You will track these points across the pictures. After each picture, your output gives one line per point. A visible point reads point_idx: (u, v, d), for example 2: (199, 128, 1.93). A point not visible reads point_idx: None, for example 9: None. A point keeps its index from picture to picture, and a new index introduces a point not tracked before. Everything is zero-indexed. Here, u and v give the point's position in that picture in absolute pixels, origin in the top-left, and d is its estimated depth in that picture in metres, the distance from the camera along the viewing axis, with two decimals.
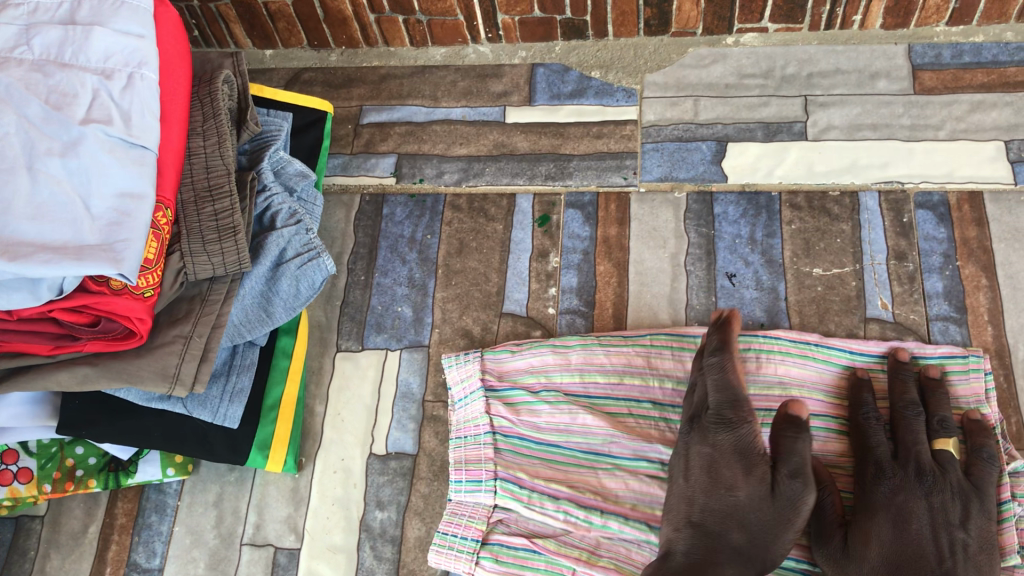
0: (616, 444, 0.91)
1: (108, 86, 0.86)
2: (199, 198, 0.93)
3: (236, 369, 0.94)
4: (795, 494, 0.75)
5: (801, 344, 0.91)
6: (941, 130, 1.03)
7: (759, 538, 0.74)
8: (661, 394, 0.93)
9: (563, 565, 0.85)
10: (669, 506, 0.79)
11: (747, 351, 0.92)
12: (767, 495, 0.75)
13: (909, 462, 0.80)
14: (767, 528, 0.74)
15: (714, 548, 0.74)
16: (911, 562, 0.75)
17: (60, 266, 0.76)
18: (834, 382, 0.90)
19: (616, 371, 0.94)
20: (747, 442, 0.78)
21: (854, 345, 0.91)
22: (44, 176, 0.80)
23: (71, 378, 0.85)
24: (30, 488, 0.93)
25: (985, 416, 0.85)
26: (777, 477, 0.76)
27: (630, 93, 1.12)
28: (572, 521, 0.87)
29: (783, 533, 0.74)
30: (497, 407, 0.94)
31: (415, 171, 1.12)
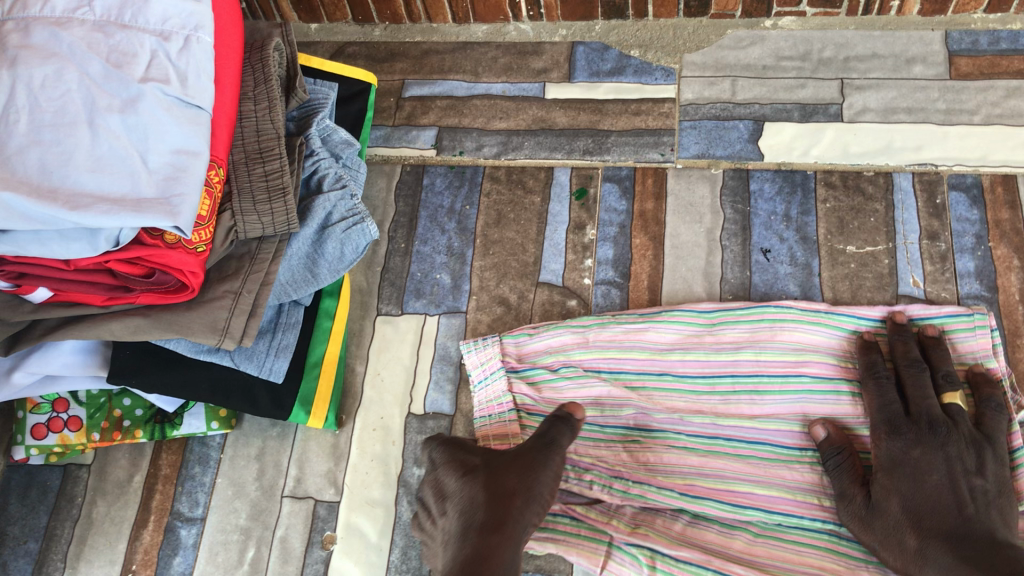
0: (636, 414, 0.93)
1: (166, 48, 0.88)
2: (249, 159, 0.95)
3: (281, 326, 0.97)
4: (536, 451, 0.83)
5: (815, 315, 0.93)
6: (976, 115, 1.05)
7: (504, 508, 0.78)
8: (677, 364, 0.95)
9: (602, 531, 0.87)
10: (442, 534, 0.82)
11: (761, 322, 0.94)
12: (505, 473, 0.81)
13: (921, 416, 0.82)
14: (512, 491, 0.79)
15: (474, 542, 0.75)
16: (932, 513, 0.77)
17: (119, 217, 0.78)
18: (842, 347, 0.92)
19: (633, 345, 0.96)
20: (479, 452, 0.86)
21: (862, 314, 0.93)
22: (104, 131, 0.81)
23: (124, 328, 0.88)
24: (80, 436, 0.96)
25: (992, 370, 0.87)
26: (519, 451, 0.84)
27: (668, 72, 1.14)
28: (610, 491, 0.89)
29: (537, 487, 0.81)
30: (519, 386, 0.95)
31: (455, 144, 1.14)
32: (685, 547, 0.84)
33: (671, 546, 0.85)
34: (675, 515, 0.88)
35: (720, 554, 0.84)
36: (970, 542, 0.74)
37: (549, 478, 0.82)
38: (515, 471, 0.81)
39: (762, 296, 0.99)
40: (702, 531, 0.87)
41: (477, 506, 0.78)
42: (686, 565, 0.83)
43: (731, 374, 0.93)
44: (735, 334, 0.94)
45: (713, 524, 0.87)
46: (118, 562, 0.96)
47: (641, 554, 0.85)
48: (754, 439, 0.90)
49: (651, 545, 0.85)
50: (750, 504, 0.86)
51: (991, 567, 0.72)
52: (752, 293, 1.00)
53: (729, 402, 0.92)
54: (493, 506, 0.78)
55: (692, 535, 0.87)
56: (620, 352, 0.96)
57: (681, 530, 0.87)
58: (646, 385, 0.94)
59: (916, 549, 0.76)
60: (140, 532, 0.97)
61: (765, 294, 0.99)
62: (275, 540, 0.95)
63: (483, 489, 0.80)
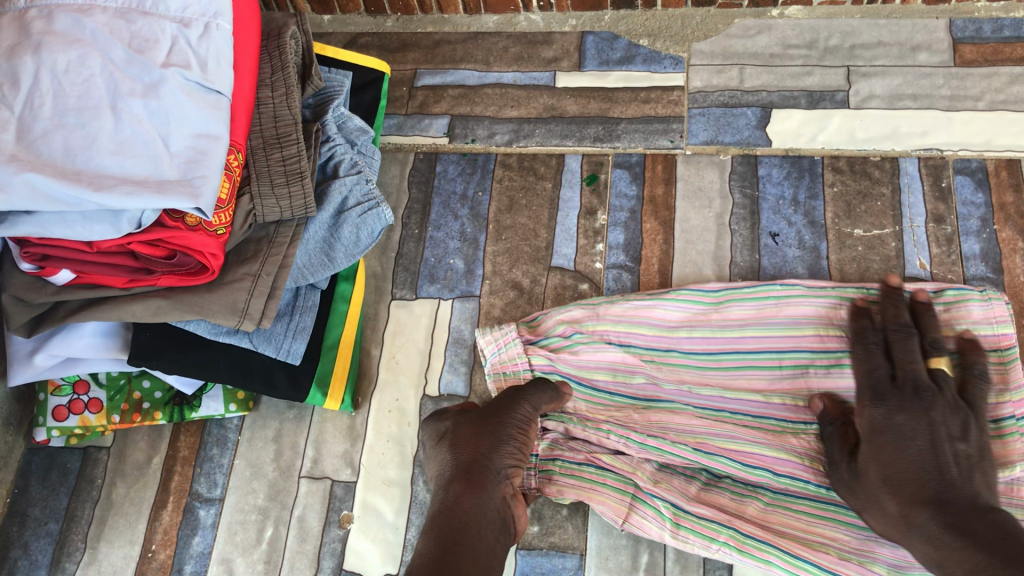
0: (648, 384, 0.95)
1: (187, 34, 0.89)
2: (267, 145, 0.97)
3: (298, 309, 0.98)
4: (505, 403, 0.84)
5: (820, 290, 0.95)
6: (980, 101, 1.07)
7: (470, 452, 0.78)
8: (685, 341, 0.96)
9: (628, 482, 0.89)
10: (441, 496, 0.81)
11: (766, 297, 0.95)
12: (474, 423, 0.82)
13: (906, 382, 0.81)
14: (479, 435, 0.80)
15: (447, 487, 0.76)
16: (915, 480, 0.76)
17: (142, 198, 0.79)
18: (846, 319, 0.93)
19: (642, 320, 0.97)
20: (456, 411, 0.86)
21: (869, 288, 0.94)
22: (127, 115, 0.82)
23: (145, 309, 0.89)
24: (100, 418, 0.97)
25: (1005, 340, 0.89)
26: (489, 408, 0.85)
27: (677, 61, 1.16)
28: (626, 441, 0.90)
29: (506, 430, 0.81)
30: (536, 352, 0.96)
31: (467, 132, 1.16)
32: (704, 505, 0.86)
33: (691, 503, 0.86)
34: (688, 480, 0.90)
35: (736, 514, 0.86)
36: (949, 509, 0.73)
37: (519, 420, 0.83)
38: (483, 418, 0.82)
39: (772, 276, 1.01)
40: (715, 497, 0.88)
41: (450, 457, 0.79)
42: (709, 522, 0.85)
43: (736, 351, 0.95)
44: (742, 311, 0.96)
45: (725, 491, 0.88)
46: (137, 542, 0.97)
47: (664, 509, 0.86)
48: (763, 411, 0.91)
49: (673, 501, 0.87)
50: (760, 465, 0.88)
51: (974, 533, 0.70)
52: (761, 275, 1.01)
53: (735, 377, 0.94)
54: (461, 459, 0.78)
55: (706, 498, 0.88)
56: (630, 326, 0.97)
57: (695, 493, 0.88)
58: (658, 357, 0.96)
59: (900, 515, 0.75)
60: (159, 513, 0.98)
61: (775, 276, 1.01)
62: (293, 519, 0.96)
63: (452, 447, 0.80)
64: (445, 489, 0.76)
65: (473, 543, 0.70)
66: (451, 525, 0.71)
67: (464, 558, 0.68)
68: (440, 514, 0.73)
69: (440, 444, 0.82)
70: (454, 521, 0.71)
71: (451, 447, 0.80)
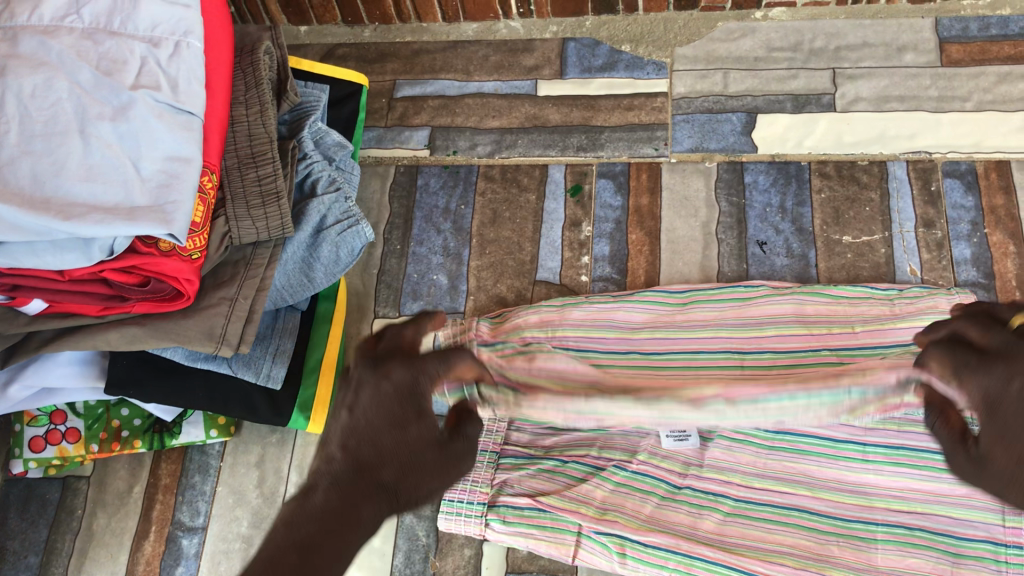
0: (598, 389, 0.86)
1: (156, 54, 0.86)
2: (242, 164, 0.95)
3: (278, 332, 0.97)
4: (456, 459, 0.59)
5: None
6: (968, 102, 1.05)
7: (402, 484, 0.56)
8: (644, 342, 0.92)
9: (569, 520, 0.86)
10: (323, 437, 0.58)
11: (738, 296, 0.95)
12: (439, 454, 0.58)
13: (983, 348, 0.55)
14: (421, 471, 0.56)
15: (363, 485, 0.55)
16: None
17: (113, 226, 0.77)
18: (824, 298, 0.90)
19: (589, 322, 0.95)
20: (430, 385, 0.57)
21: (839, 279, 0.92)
22: (96, 139, 0.80)
23: (120, 338, 0.87)
24: (78, 448, 0.95)
25: None
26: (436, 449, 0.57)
27: (660, 66, 1.14)
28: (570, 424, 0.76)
29: (429, 493, 0.58)
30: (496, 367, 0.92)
31: (448, 143, 1.14)
32: (654, 532, 0.83)
33: (640, 531, 0.83)
34: (645, 498, 0.86)
35: (688, 536, 0.82)
36: None
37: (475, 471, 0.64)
38: (435, 453, 0.57)
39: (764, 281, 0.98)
40: (670, 513, 0.84)
41: (392, 450, 0.55)
42: (656, 550, 0.82)
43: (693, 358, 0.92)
44: (706, 312, 0.93)
45: (683, 505, 0.85)
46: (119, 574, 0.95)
47: (609, 543, 0.84)
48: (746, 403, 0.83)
49: (619, 531, 0.83)
50: (721, 492, 0.85)
51: None
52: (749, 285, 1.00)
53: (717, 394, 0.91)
54: (369, 497, 0.55)
55: (661, 519, 0.84)
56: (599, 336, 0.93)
57: (650, 512, 0.85)
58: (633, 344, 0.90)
59: None
60: (141, 543, 0.96)
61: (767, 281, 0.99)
62: None
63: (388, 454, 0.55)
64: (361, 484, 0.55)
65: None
66: (333, 540, 0.54)
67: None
68: (341, 524, 0.54)
69: (381, 420, 0.55)
70: (343, 547, 0.54)
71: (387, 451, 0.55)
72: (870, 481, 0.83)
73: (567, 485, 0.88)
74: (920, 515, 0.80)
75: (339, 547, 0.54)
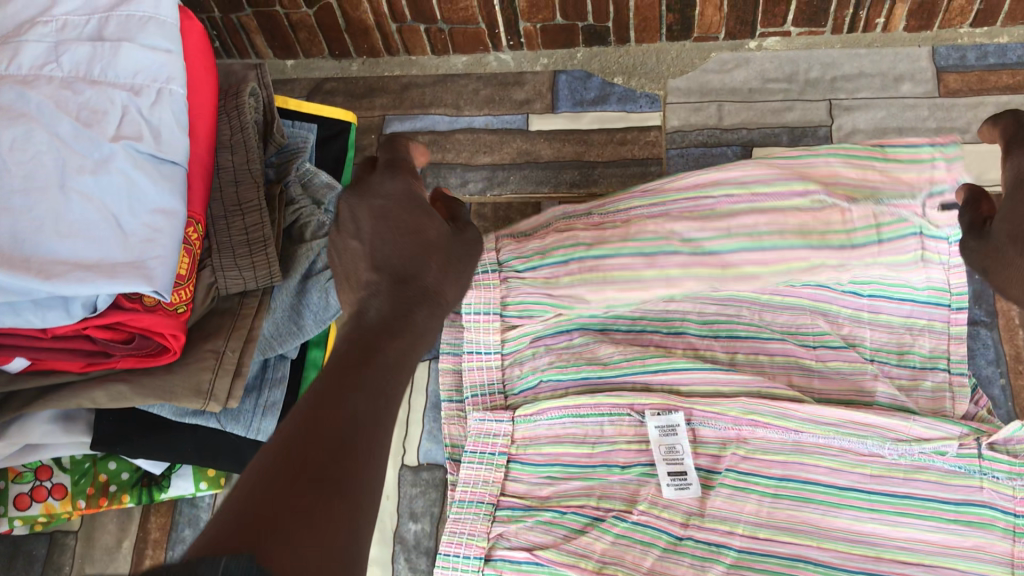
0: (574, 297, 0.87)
1: (137, 102, 0.84)
2: (229, 213, 0.92)
3: (268, 384, 0.95)
4: (472, 244, 0.67)
5: (781, 338, 0.95)
6: (965, 134, 1.04)
7: (442, 285, 0.61)
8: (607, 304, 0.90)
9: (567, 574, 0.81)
10: (345, 276, 0.62)
11: (738, 341, 0.96)
12: (457, 253, 0.64)
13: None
14: (447, 264, 0.62)
15: (410, 287, 0.59)
16: None
17: (94, 284, 0.74)
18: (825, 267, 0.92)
19: (585, 361, 0.95)
20: (412, 191, 0.64)
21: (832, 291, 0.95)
22: (77, 194, 0.77)
23: (106, 395, 0.85)
24: (65, 505, 0.93)
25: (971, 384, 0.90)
26: (454, 241, 0.64)
27: (653, 99, 1.12)
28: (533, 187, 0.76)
29: (462, 287, 0.64)
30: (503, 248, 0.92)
31: (439, 181, 1.12)
32: None
33: None
34: (645, 549, 0.83)
35: None
36: None
37: (474, 275, 0.68)
38: (456, 254, 0.64)
39: (762, 307, 0.97)
40: (671, 565, 0.82)
41: (422, 249, 0.61)
42: None
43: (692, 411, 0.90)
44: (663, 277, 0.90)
45: (685, 557, 0.82)
46: None
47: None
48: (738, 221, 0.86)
49: None
50: (722, 543, 0.82)
51: None
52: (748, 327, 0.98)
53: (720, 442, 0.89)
54: (420, 295, 0.59)
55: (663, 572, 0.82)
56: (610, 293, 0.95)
57: (651, 565, 0.82)
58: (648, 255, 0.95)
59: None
60: None
61: (765, 301, 0.96)
62: None
63: (426, 252, 0.61)
64: (415, 283, 0.59)
65: (383, 403, 0.50)
66: (389, 345, 0.54)
67: (385, 400, 0.51)
68: (399, 326, 0.56)
69: (397, 225, 0.61)
70: (405, 351, 0.55)
71: (427, 254, 0.61)
72: (874, 531, 0.81)
73: (565, 538, 0.85)
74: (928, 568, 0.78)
75: (393, 352, 0.54)
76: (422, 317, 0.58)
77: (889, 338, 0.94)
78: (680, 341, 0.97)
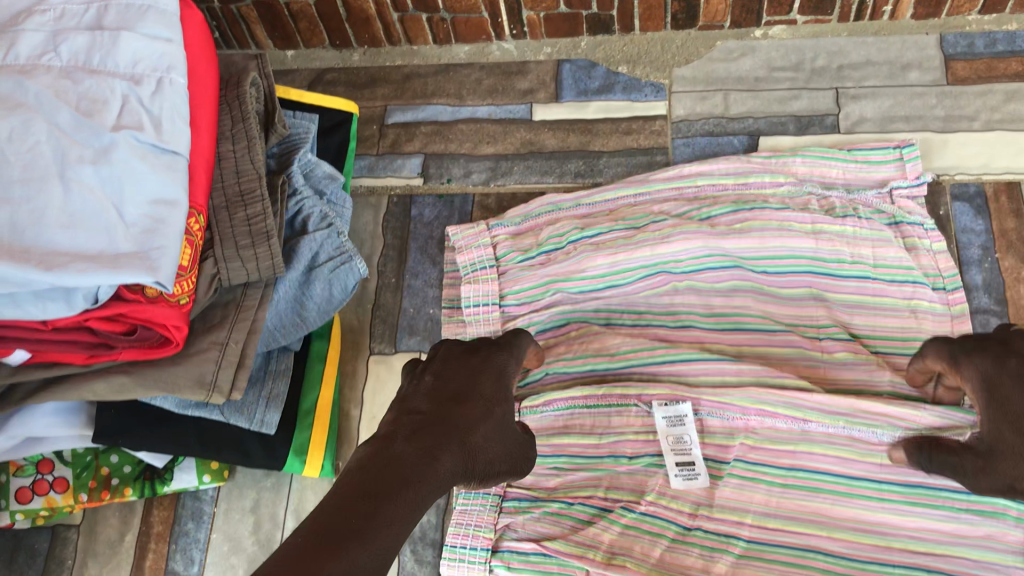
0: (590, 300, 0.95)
1: (138, 92, 0.83)
2: (230, 203, 0.91)
3: (271, 374, 0.94)
4: (527, 442, 0.77)
5: (786, 329, 0.92)
6: (975, 121, 1.02)
7: (475, 456, 0.67)
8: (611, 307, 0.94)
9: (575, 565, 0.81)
10: (403, 399, 0.70)
11: (744, 334, 0.94)
12: (509, 441, 0.73)
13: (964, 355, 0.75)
14: (493, 443, 0.70)
15: (446, 440, 0.64)
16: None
17: (96, 276, 0.73)
18: (826, 246, 0.95)
19: (592, 352, 0.95)
20: (510, 373, 0.77)
21: (835, 277, 0.94)
22: (77, 184, 0.75)
23: (108, 387, 0.84)
24: (66, 498, 0.92)
25: None
26: (508, 425, 0.73)
27: (658, 89, 1.11)
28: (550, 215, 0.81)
29: (494, 473, 0.71)
30: (502, 243, 1.02)
31: (442, 171, 1.11)
32: None
33: None
34: (654, 540, 0.82)
35: None
36: None
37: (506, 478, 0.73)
38: (509, 434, 0.73)
39: (767, 298, 0.95)
40: (681, 557, 0.80)
41: (479, 417, 0.69)
42: None
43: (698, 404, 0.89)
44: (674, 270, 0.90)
45: (694, 547, 0.81)
46: None
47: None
48: (728, 215, 0.98)
49: None
50: (732, 534, 0.81)
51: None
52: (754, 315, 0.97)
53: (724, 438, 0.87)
54: (455, 456, 0.64)
55: (671, 563, 0.80)
56: (617, 270, 0.96)
57: (660, 556, 0.81)
58: (657, 228, 0.97)
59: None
60: None
61: (771, 293, 0.95)
62: None
63: (481, 428, 0.68)
64: (453, 439, 0.65)
65: (384, 556, 0.52)
66: (409, 491, 0.58)
67: (397, 536, 0.55)
68: (428, 471, 0.60)
69: (479, 385, 0.72)
70: (416, 502, 0.58)
71: (483, 426, 0.69)
72: (885, 522, 0.79)
73: (572, 529, 0.85)
74: (943, 558, 0.76)
75: (410, 500, 0.57)
76: (446, 471, 0.62)
77: (894, 324, 0.92)
78: (686, 335, 0.95)
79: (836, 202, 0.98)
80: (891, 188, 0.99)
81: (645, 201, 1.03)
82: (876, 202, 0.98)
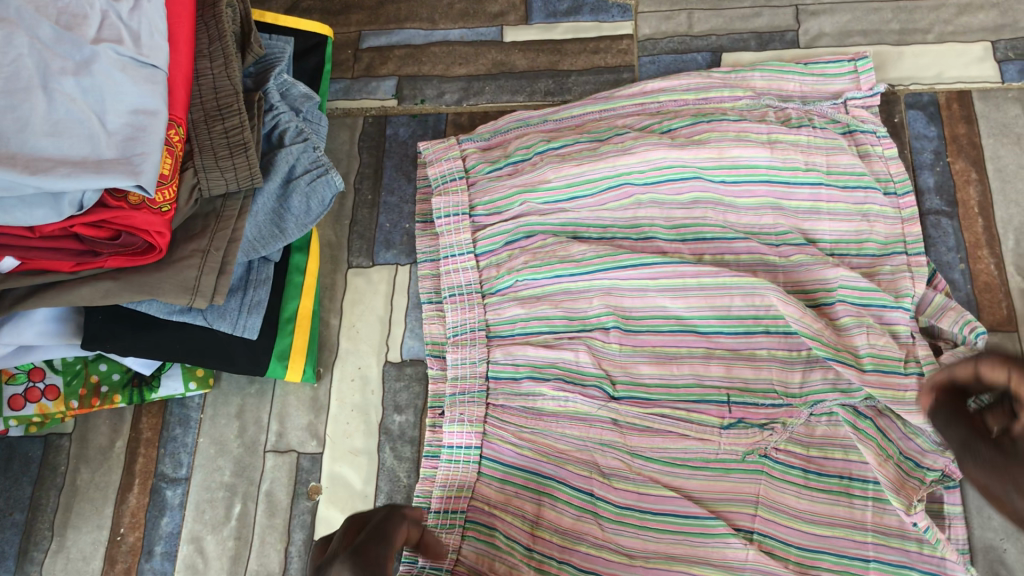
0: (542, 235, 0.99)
1: (117, 8, 0.82)
2: (208, 117, 0.93)
3: (252, 284, 0.97)
4: None
5: (745, 236, 0.96)
6: (929, 34, 1.07)
7: None
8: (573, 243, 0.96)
9: None
10: None
11: (705, 243, 0.97)
12: None
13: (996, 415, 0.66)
14: None
15: None
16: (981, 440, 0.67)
17: (81, 179, 0.73)
18: (781, 155, 0.96)
19: (558, 259, 0.96)
20: None
21: (790, 185, 0.96)
22: (60, 95, 0.75)
23: (94, 292, 0.86)
24: (58, 405, 0.96)
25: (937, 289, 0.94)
26: None
27: (625, 9, 1.14)
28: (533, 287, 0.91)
29: None
30: (470, 156, 1.05)
31: (416, 93, 1.15)
32: None
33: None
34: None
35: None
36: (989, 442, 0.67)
37: None
38: None
39: (726, 209, 0.97)
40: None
41: None
42: None
43: (662, 308, 0.93)
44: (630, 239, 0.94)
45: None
46: (105, 526, 0.97)
47: None
48: (687, 127, 1.00)
49: None
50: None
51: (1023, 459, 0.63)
52: None
53: (674, 339, 0.93)
54: None
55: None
56: (582, 181, 0.98)
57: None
58: (620, 141, 1.00)
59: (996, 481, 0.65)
60: (125, 496, 0.98)
61: (731, 204, 0.97)
62: (260, 494, 0.98)
63: None
64: None
65: None
66: None
67: None
68: None
69: None
70: None
71: None
72: None
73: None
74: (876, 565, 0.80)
75: None
76: None
77: (847, 227, 0.95)
78: (649, 246, 0.97)
79: (792, 113, 1.01)
80: (845, 98, 1.03)
81: (610, 117, 1.06)
82: (831, 112, 1.02)
